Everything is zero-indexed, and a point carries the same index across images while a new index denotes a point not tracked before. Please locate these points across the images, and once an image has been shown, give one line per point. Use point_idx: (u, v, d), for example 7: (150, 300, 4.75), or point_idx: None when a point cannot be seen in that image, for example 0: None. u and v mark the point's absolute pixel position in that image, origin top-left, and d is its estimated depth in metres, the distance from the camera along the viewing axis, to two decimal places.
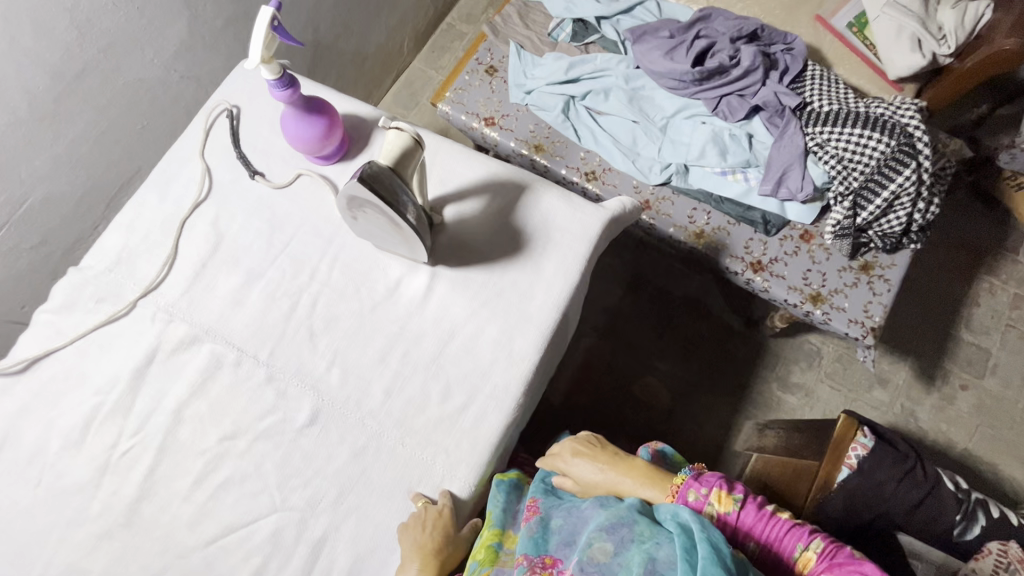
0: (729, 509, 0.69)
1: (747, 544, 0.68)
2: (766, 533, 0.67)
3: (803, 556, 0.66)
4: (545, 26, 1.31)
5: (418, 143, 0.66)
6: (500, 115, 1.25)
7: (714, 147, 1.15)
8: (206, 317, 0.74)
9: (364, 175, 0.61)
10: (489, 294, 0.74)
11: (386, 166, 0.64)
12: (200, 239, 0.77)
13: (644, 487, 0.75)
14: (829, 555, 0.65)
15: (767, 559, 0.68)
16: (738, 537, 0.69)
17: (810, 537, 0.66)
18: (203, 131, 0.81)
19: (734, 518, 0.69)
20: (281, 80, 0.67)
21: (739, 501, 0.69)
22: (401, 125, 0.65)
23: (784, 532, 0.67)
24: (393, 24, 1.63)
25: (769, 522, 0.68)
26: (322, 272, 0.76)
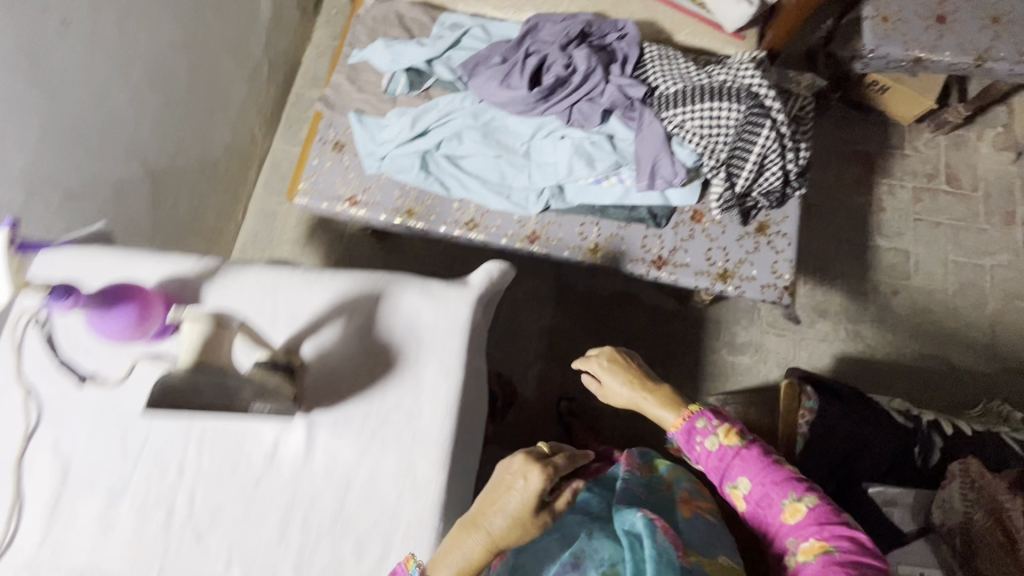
0: (735, 443, 0.76)
1: (738, 481, 0.75)
2: (761, 475, 0.73)
3: (794, 506, 0.71)
4: (378, 84, 1.24)
5: (227, 328, 0.62)
6: (362, 191, 1.18)
7: (581, 159, 1.11)
8: (77, 558, 0.65)
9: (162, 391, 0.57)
10: (373, 426, 0.68)
11: (189, 368, 0.59)
12: (45, 472, 0.68)
13: (661, 411, 0.82)
14: (819, 513, 0.70)
15: (753, 500, 0.74)
16: (733, 469, 0.75)
17: (804, 491, 0.72)
18: (13, 351, 0.71)
19: (733, 456, 0.75)
20: (53, 292, 0.62)
21: (745, 445, 0.76)
22: (194, 314, 0.61)
23: (779, 481, 0.72)
24: (235, 118, 1.53)
25: (769, 469, 0.73)
26: (190, 461, 0.68)
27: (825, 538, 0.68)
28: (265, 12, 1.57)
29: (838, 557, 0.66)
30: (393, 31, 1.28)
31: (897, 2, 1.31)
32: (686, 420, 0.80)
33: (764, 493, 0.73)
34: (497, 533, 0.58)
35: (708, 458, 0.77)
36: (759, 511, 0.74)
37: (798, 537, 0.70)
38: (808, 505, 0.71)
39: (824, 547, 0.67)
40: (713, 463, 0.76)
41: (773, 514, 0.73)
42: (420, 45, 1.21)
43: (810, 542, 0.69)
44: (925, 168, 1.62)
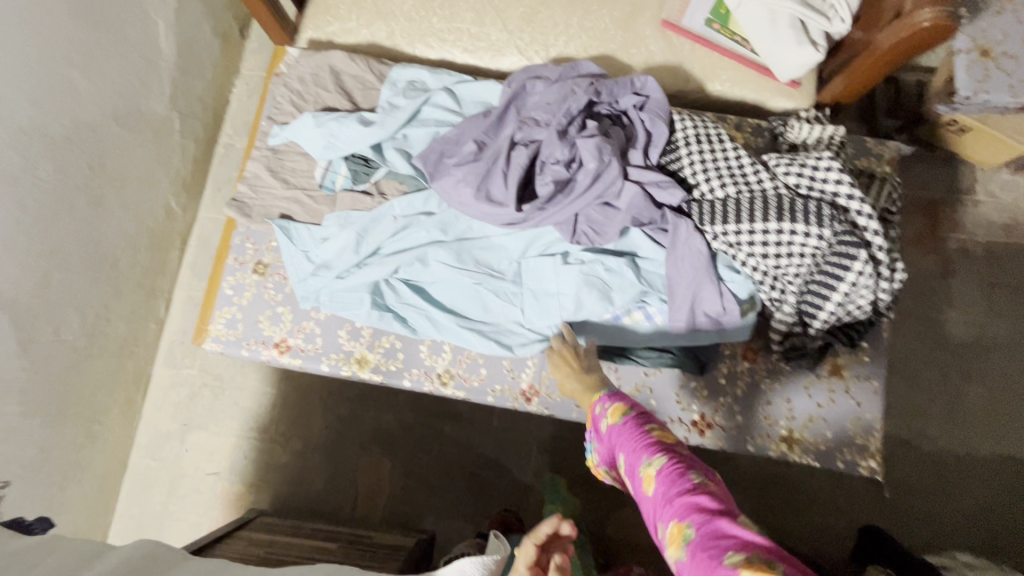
0: (610, 416, 0.66)
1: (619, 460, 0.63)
2: (628, 447, 0.62)
3: (648, 476, 0.58)
4: (311, 174, 0.91)
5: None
6: (295, 331, 0.87)
7: (593, 291, 0.80)
8: None
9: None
10: None
11: None
12: None
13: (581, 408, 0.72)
14: (668, 476, 0.56)
15: (634, 487, 0.60)
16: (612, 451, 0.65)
17: (660, 453, 0.58)
18: None
19: (608, 432, 0.65)
20: None
21: (619, 416, 0.65)
22: None
23: (641, 446, 0.60)
24: (138, 195, 1.19)
25: (634, 436, 0.62)
26: None
27: (680, 512, 0.52)
28: (169, 54, 1.20)
29: (691, 530, 0.50)
30: (327, 95, 0.94)
31: (999, 28, 1.00)
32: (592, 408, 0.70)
33: (637, 474, 0.60)
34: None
35: (600, 442, 0.68)
36: (638, 499, 0.60)
37: (660, 522, 0.54)
38: (665, 470, 0.56)
39: (681, 531, 0.51)
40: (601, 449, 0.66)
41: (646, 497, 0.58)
42: (364, 123, 0.88)
43: (671, 527, 0.52)
44: (1002, 217, 1.33)
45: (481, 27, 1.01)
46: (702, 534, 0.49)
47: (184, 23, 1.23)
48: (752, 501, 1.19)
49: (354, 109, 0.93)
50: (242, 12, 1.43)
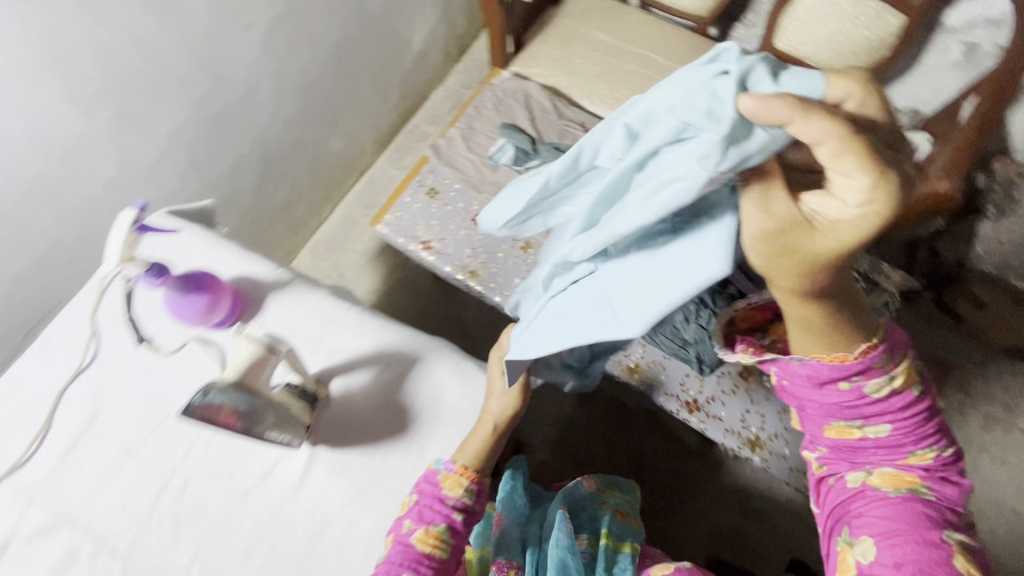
0: (904, 386, 0.55)
1: (875, 425, 0.56)
2: (903, 428, 0.55)
3: (912, 453, 0.56)
4: (488, 148, 1.32)
5: (273, 358, 0.65)
6: (439, 239, 1.25)
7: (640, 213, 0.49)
8: (71, 500, 0.71)
9: (190, 407, 0.60)
10: (366, 482, 0.70)
11: (230, 381, 0.62)
12: (78, 412, 0.74)
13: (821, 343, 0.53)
14: (936, 461, 0.57)
15: (864, 441, 0.57)
16: (867, 405, 0.55)
17: (937, 441, 0.57)
18: (97, 294, 0.79)
19: (891, 396, 0.55)
20: (149, 273, 0.73)
21: (911, 390, 0.55)
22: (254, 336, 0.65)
23: (923, 428, 0.56)
24: (354, 131, 1.66)
25: (920, 417, 0.56)
26: (196, 452, 0.72)
27: (925, 484, 0.55)
28: (414, 51, 1.73)
29: (930, 506, 0.54)
30: (517, 106, 1.37)
31: None
32: (860, 362, 0.53)
33: (899, 440, 0.56)
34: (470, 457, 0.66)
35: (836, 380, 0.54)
36: (855, 446, 0.57)
37: (889, 470, 0.57)
38: (937, 457, 0.57)
39: (915, 488, 0.55)
40: (852, 403, 0.55)
41: (866, 446, 0.57)
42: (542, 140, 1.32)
43: (906, 482, 0.56)
44: (1007, 400, 1.51)
45: None
46: (945, 516, 0.54)
47: (430, 37, 1.76)
48: (713, 534, 1.36)
49: (531, 121, 1.35)
50: (464, 45, 1.97)
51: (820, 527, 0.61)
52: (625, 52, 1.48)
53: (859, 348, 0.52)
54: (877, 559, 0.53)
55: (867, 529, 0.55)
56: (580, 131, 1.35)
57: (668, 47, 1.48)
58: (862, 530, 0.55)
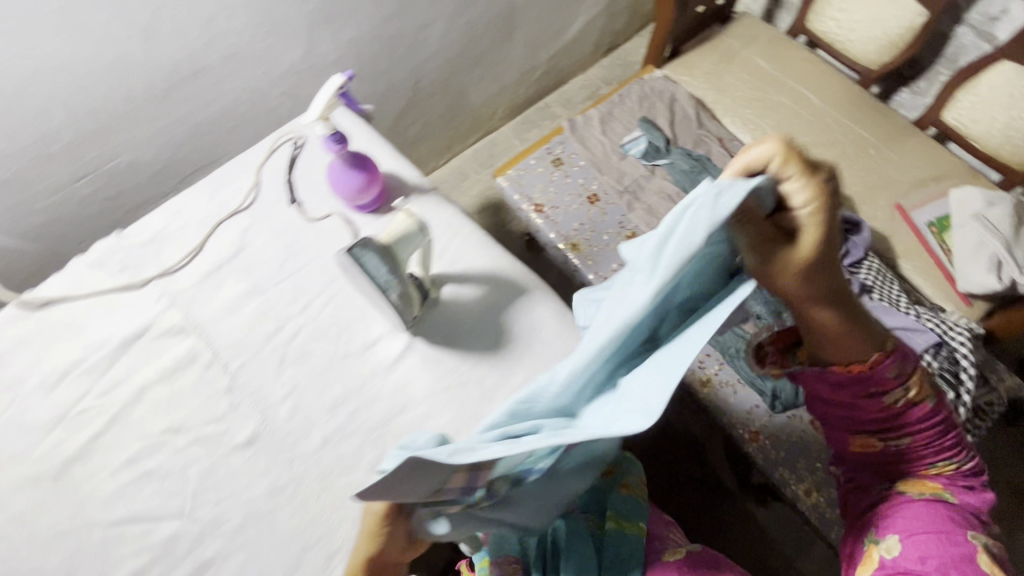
0: (920, 398, 0.57)
1: (893, 436, 0.59)
2: (923, 435, 0.58)
3: (933, 466, 0.59)
4: (621, 137, 1.35)
5: (417, 236, 0.71)
6: (551, 206, 1.28)
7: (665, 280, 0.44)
8: (201, 314, 0.79)
9: (353, 250, 0.68)
10: (451, 381, 0.75)
11: (381, 244, 0.69)
12: (226, 243, 0.83)
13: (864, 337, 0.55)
14: (956, 471, 0.59)
15: (884, 450, 0.60)
16: (893, 415, 0.57)
17: (956, 452, 0.59)
18: (268, 152, 0.89)
19: (906, 405, 0.57)
20: (333, 137, 0.73)
21: (931, 403, 0.57)
22: (409, 214, 0.72)
23: (943, 439, 0.59)
24: (494, 91, 1.72)
25: (943, 427, 0.58)
26: (313, 309, 0.79)
27: (948, 491, 0.58)
28: (572, 33, 1.76)
29: (953, 509, 0.57)
30: (661, 106, 1.39)
31: None
32: (873, 371, 0.55)
33: (920, 451, 0.59)
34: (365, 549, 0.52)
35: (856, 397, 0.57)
36: (876, 455, 0.61)
37: (911, 478, 0.60)
38: (958, 468, 0.59)
39: (935, 493, 0.58)
40: (872, 411, 0.58)
41: (889, 455, 0.60)
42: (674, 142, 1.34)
43: (925, 488, 0.59)
44: None
45: (774, 132, 1.40)
46: (968, 519, 0.56)
47: (590, 24, 1.80)
48: None
49: (671, 122, 1.36)
50: (617, 42, 2.00)
51: (847, 534, 0.64)
52: (780, 84, 1.46)
53: (871, 357, 0.54)
54: (901, 554, 0.55)
55: (894, 529, 0.57)
56: (714, 146, 1.35)
57: (826, 90, 1.45)
58: (889, 531, 0.58)
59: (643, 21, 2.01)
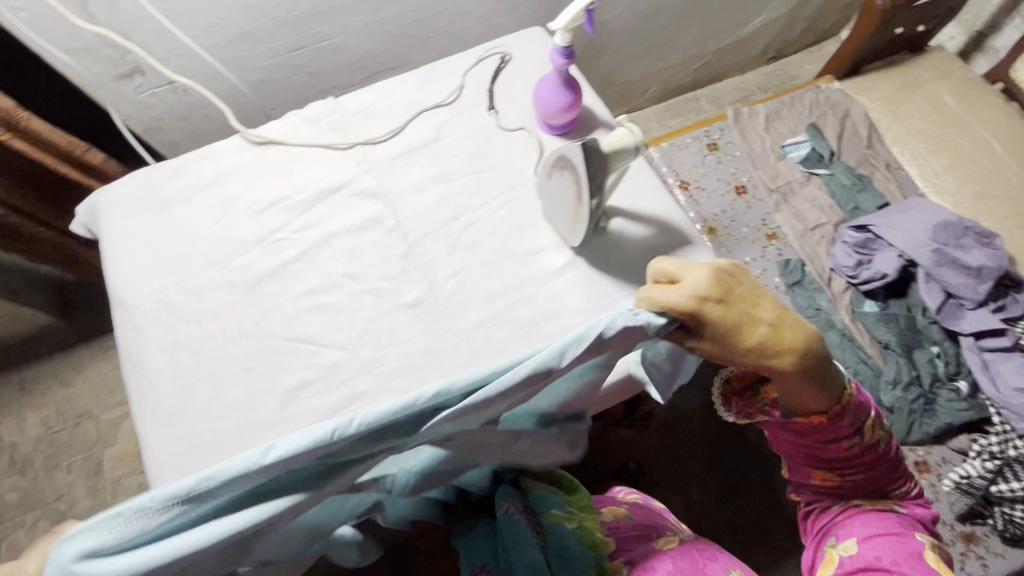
0: (874, 440, 0.68)
1: (850, 468, 0.71)
2: (875, 468, 0.71)
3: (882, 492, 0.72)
4: (784, 137, 1.33)
5: (636, 151, 0.67)
6: (696, 186, 1.28)
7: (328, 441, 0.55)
8: (391, 186, 0.87)
9: (585, 144, 0.64)
10: (603, 304, 0.79)
11: (603, 150, 0.66)
12: (424, 130, 0.90)
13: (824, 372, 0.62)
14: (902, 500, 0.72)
15: (841, 480, 0.72)
16: (854, 455, 0.69)
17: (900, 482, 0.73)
18: (477, 59, 0.95)
19: (865, 446, 0.69)
20: (563, 51, 0.78)
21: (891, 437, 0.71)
22: (632, 128, 0.68)
23: (889, 473, 0.72)
24: (655, 70, 1.72)
25: (890, 464, 0.71)
26: (489, 207, 0.85)
27: (895, 510, 0.71)
28: (749, 30, 1.71)
29: (902, 521, 0.70)
30: (832, 118, 1.34)
31: None
32: (831, 420, 0.65)
33: (875, 475, 0.72)
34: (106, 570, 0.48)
35: (840, 431, 0.66)
36: (835, 485, 0.73)
37: (865, 499, 0.72)
38: (902, 495, 0.73)
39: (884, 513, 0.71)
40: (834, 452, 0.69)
41: (851, 485, 0.72)
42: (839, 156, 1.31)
43: (874, 506, 0.72)
44: None
45: (946, 171, 1.32)
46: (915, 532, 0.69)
47: (769, 25, 1.74)
48: None
49: (839, 136, 1.32)
50: (785, 51, 1.93)
51: (811, 545, 0.74)
52: (964, 125, 1.35)
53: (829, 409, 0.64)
54: (856, 553, 0.67)
55: (853, 533, 0.69)
56: (878, 171, 1.30)
57: (1016, 143, 1.33)
58: (847, 534, 0.69)
59: (818, 35, 1.93)
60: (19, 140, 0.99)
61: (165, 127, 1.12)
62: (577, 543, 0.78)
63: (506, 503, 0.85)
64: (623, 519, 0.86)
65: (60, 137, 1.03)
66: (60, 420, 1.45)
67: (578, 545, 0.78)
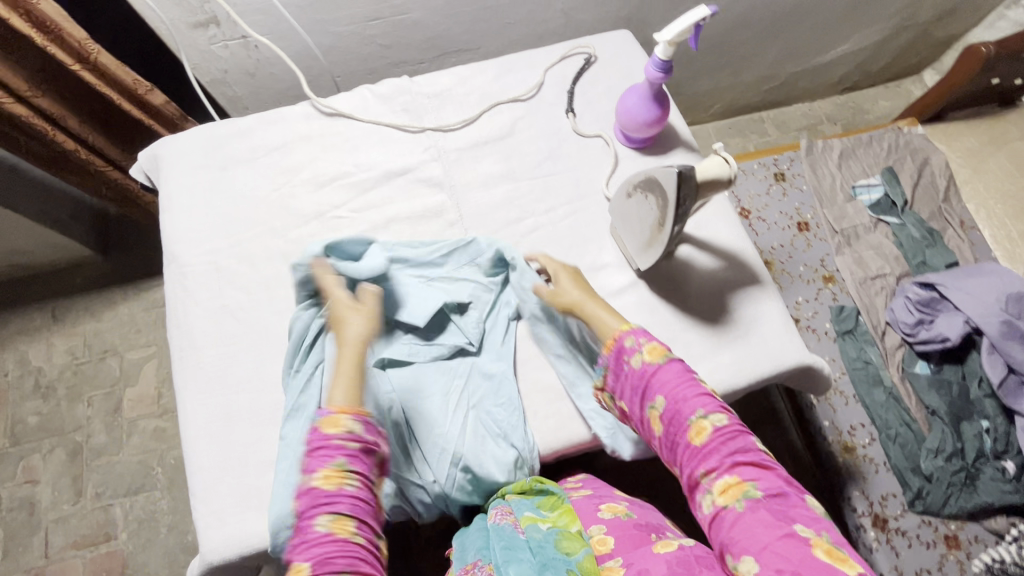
0: (656, 360, 0.59)
1: (655, 399, 0.58)
2: (677, 394, 0.57)
3: (700, 426, 0.55)
4: (855, 177, 1.27)
5: (728, 183, 0.64)
6: (758, 215, 1.23)
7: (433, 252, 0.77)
8: (458, 178, 0.84)
9: (681, 173, 0.61)
10: (661, 333, 0.76)
11: (698, 178, 0.63)
12: (497, 124, 0.87)
13: (606, 313, 0.66)
14: (728, 434, 0.54)
15: (667, 428, 0.57)
16: (648, 387, 0.59)
17: (721, 410, 0.55)
18: (561, 56, 0.91)
19: (656, 370, 0.59)
20: (661, 64, 0.74)
21: (675, 362, 0.59)
22: (729, 157, 0.65)
23: (696, 395, 0.57)
24: (726, 86, 1.65)
25: (689, 385, 0.57)
26: (555, 214, 0.82)
27: (749, 479, 0.52)
28: (831, 57, 1.64)
29: (763, 491, 0.51)
30: (910, 164, 1.28)
31: None
32: (613, 351, 0.63)
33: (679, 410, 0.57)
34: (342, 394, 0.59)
35: (630, 379, 0.61)
36: (672, 446, 0.57)
37: (709, 469, 0.53)
38: (723, 427, 0.54)
39: (744, 488, 0.51)
40: (636, 384, 0.60)
41: (679, 442, 0.56)
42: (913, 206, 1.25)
43: (726, 475, 0.52)
44: None
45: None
46: (778, 499, 0.50)
47: (853, 55, 1.66)
48: None
49: (915, 185, 1.26)
50: (863, 83, 1.84)
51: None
52: None
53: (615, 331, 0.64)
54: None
55: (744, 547, 0.48)
56: (949, 227, 1.24)
57: None
58: (743, 551, 0.48)
59: (901, 71, 1.84)
60: (90, 73, 0.89)
61: (230, 81, 1.10)
62: (555, 551, 0.58)
63: (496, 509, 0.68)
64: (623, 518, 0.64)
65: (129, 72, 0.93)
66: (86, 353, 1.47)
67: (559, 553, 0.58)
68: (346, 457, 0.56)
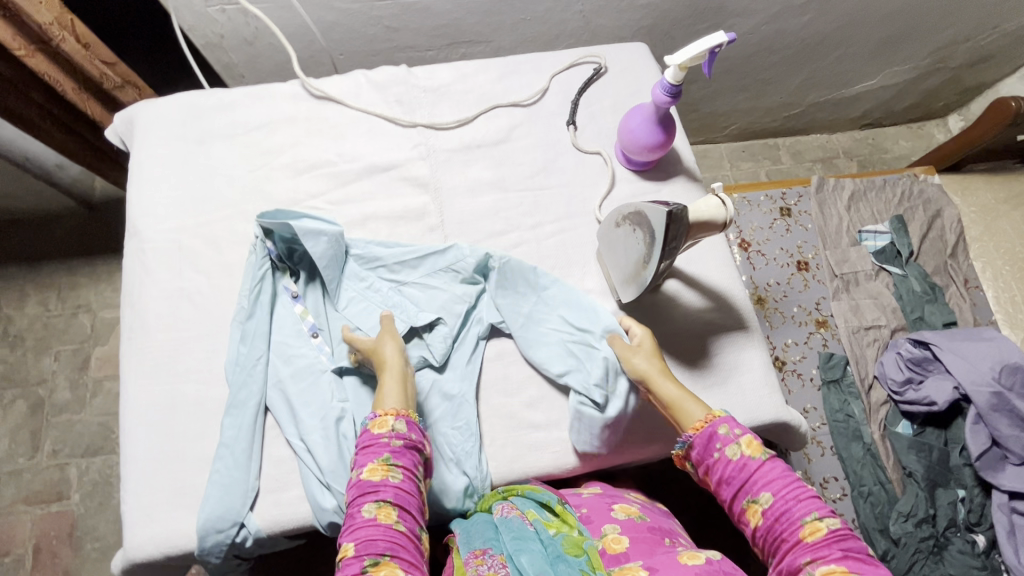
0: (757, 454, 0.57)
1: (757, 493, 0.56)
2: (781, 493, 0.55)
3: (810, 525, 0.53)
4: (863, 222, 1.23)
5: (722, 226, 0.61)
6: (757, 248, 1.19)
7: (408, 254, 0.74)
8: (444, 180, 0.80)
9: (671, 214, 0.57)
10: None
11: (689, 218, 0.59)
12: (494, 128, 0.83)
13: (693, 400, 0.62)
14: (842, 537, 0.52)
15: (767, 523, 0.55)
16: (746, 485, 0.57)
17: (831, 512, 0.54)
18: (569, 64, 0.86)
19: (756, 464, 0.57)
20: (669, 88, 0.69)
21: (775, 458, 0.58)
22: (726, 199, 0.61)
23: (801, 494, 0.55)
24: (744, 109, 1.60)
25: (794, 484, 0.56)
26: (541, 231, 0.78)
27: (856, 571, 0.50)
28: (855, 91, 1.58)
29: None
30: (921, 214, 1.24)
31: None
32: (702, 433, 0.60)
33: (782, 505, 0.55)
34: (396, 400, 0.63)
35: (721, 470, 0.59)
36: (773, 539, 0.55)
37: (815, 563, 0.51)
38: (835, 527, 0.53)
39: None
40: (731, 476, 0.58)
41: (782, 539, 0.54)
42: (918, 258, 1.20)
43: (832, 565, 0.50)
44: None
45: None
46: None
47: (878, 91, 1.61)
48: None
49: (923, 236, 1.22)
50: (885, 120, 1.79)
51: None
52: None
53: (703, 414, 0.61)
54: None
55: None
56: (952, 284, 1.20)
57: None
58: None
59: (925, 113, 1.78)
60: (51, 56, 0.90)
61: (226, 46, 1.05)
62: (566, 549, 0.57)
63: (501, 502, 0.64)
64: (637, 520, 0.62)
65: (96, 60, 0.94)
66: (59, 306, 1.43)
67: (570, 551, 0.57)
68: (391, 452, 0.59)
